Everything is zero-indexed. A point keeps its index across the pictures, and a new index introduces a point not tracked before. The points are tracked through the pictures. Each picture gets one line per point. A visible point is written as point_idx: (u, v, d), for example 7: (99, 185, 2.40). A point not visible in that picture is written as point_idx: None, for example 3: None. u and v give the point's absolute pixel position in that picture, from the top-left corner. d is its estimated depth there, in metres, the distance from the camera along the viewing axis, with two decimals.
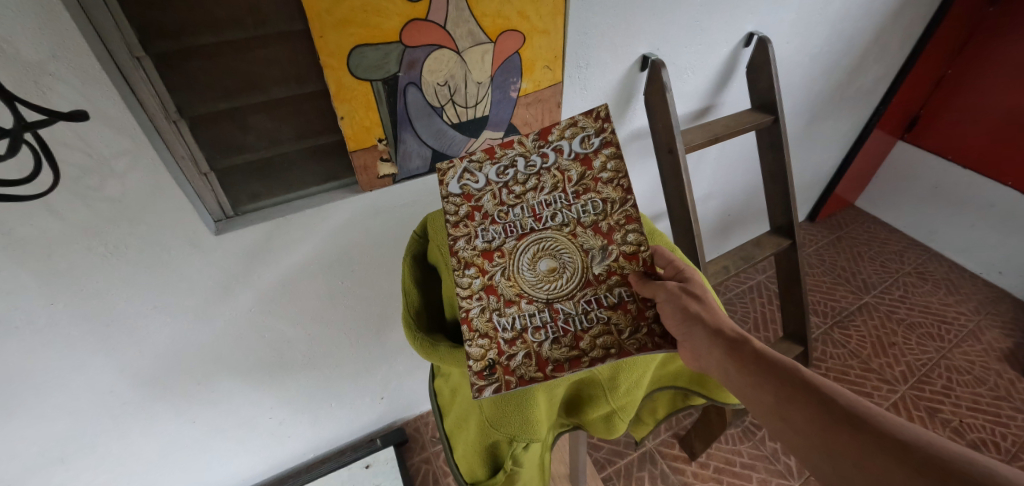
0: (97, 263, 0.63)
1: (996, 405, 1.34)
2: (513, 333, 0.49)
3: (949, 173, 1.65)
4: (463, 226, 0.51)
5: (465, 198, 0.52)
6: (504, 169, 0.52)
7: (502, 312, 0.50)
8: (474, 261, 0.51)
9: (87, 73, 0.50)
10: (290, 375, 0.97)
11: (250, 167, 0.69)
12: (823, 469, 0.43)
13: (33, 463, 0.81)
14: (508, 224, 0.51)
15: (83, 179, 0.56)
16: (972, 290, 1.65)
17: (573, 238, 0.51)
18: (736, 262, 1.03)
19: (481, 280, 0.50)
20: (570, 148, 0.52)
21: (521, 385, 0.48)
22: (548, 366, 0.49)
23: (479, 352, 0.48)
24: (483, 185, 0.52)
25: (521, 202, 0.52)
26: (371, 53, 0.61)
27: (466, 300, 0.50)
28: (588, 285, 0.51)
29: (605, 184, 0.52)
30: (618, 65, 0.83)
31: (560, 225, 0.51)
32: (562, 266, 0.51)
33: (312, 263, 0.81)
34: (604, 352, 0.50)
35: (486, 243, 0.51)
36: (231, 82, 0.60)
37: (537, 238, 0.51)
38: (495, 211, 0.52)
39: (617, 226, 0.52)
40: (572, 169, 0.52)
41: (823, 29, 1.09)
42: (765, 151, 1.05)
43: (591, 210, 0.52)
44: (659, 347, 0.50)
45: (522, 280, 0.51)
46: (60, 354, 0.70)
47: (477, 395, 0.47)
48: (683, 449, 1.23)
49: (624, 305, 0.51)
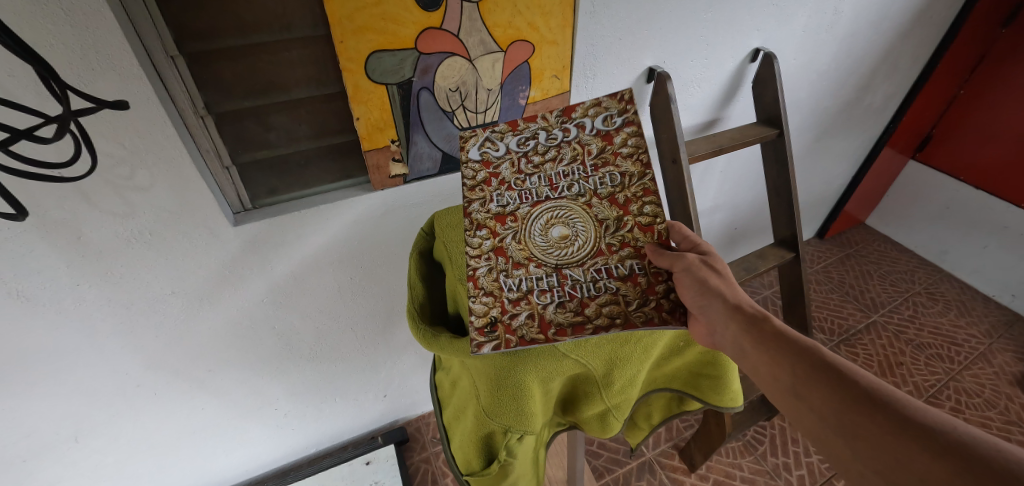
0: (123, 247, 0.67)
1: (1006, 429, 1.30)
2: (518, 294, 0.50)
3: (961, 193, 1.64)
4: (479, 190, 0.55)
5: (484, 165, 0.56)
6: (526, 141, 0.57)
7: (510, 273, 0.50)
8: (486, 223, 0.53)
9: (125, 68, 0.53)
10: (297, 367, 1.00)
11: (270, 163, 0.73)
12: (837, 450, 0.44)
13: (49, 440, 0.85)
14: (524, 191, 0.55)
15: (115, 168, 0.59)
16: (984, 313, 1.63)
17: (587, 206, 0.53)
18: (739, 273, 1.04)
19: (492, 241, 0.52)
20: (592, 125, 0.57)
21: (521, 344, 0.47)
22: (551, 329, 0.48)
23: (482, 308, 0.49)
24: (503, 154, 0.56)
25: (540, 170, 0.55)
26: (388, 58, 0.65)
27: (473, 260, 0.51)
28: (599, 254, 0.52)
29: (624, 159, 0.55)
30: (625, 76, 0.86)
31: (575, 195, 0.54)
32: (574, 234, 0.52)
33: (323, 257, 0.84)
34: (609, 321, 0.48)
35: (499, 208, 0.54)
36: (255, 82, 0.64)
37: (552, 206, 0.53)
38: (512, 179, 0.55)
39: (632, 197, 0.54)
40: (592, 143, 0.56)
41: (830, 48, 1.10)
42: (770, 164, 1.06)
43: (608, 182, 0.55)
44: (667, 321, 0.49)
45: (533, 245, 0.52)
46: (81, 333, 0.73)
47: (475, 350, 0.47)
48: (682, 460, 1.22)
49: (634, 277, 0.51)
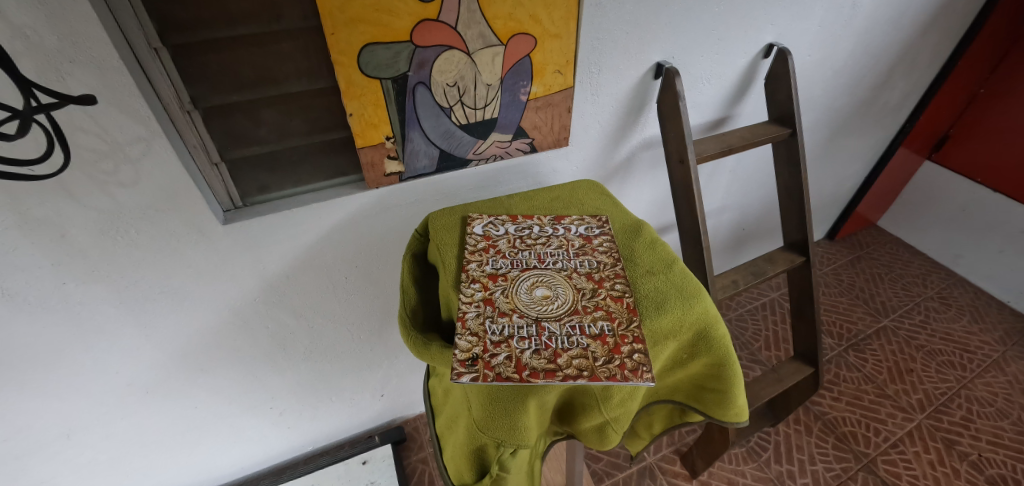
0: (109, 245, 0.65)
1: (1018, 440, 1.26)
2: (500, 337, 0.49)
3: (978, 195, 1.59)
4: (478, 255, 0.58)
5: (485, 238, 0.61)
6: (521, 228, 0.63)
7: (495, 319, 0.50)
8: (480, 279, 0.55)
9: (104, 60, 0.51)
10: (292, 365, 0.98)
11: (261, 159, 0.70)
12: None
13: (40, 437, 0.83)
14: (515, 260, 0.58)
15: (97, 164, 0.57)
16: (998, 319, 1.58)
17: (568, 279, 0.56)
18: (746, 278, 0.97)
19: (483, 293, 0.53)
20: (577, 230, 0.63)
21: (498, 382, 0.45)
22: (525, 370, 0.46)
23: (466, 345, 0.48)
24: (502, 233, 0.62)
25: (530, 249, 0.60)
26: (382, 51, 0.62)
27: (464, 306, 0.52)
28: (575, 312, 0.52)
29: (601, 253, 0.60)
30: (632, 71, 0.82)
31: (559, 269, 0.57)
32: (555, 296, 0.54)
33: (317, 256, 0.81)
34: (577, 372, 0.46)
35: (493, 269, 0.56)
36: (244, 76, 0.61)
37: (538, 274, 0.56)
38: (506, 249, 0.59)
39: (607, 277, 0.56)
40: (575, 240, 0.62)
41: (847, 44, 1.06)
42: (782, 164, 1.02)
43: (587, 265, 0.58)
44: (627, 379, 0.46)
45: (519, 300, 0.53)
46: (70, 332, 0.72)
47: (454, 379, 0.45)
48: (684, 466, 1.20)
49: (603, 336, 0.49)
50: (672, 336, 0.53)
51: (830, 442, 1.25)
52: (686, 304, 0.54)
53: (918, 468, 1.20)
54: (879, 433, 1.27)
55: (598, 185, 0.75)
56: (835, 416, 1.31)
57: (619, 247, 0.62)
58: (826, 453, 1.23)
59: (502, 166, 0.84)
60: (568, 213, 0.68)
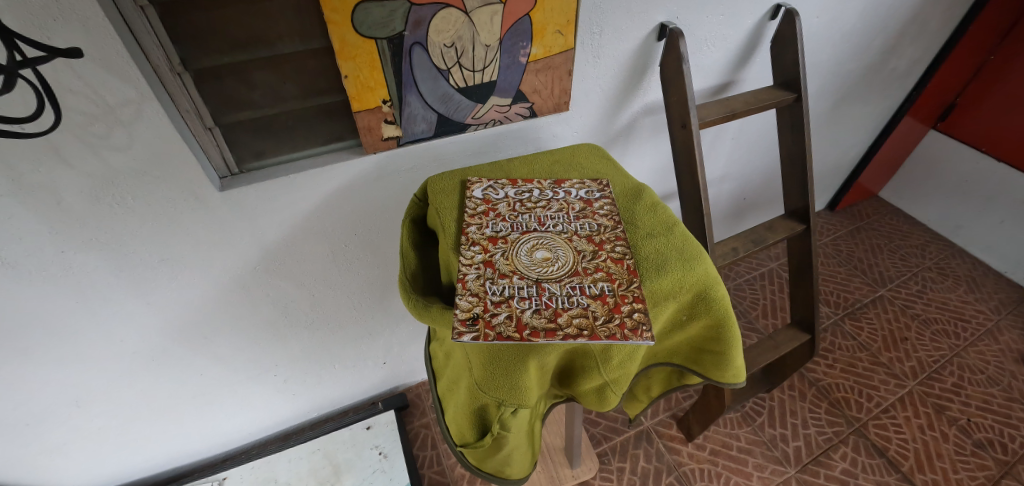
0: (106, 213, 0.64)
1: (1007, 406, 1.29)
2: (500, 297, 0.49)
3: (981, 164, 1.57)
4: (477, 218, 0.58)
5: (485, 202, 0.60)
6: (522, 192, 0.63)
7: (495, 281, 0.50)
8: (480, 241, 0.55)
9: (88, 18, 0.49)
10: (294, 333, 0.99)
11: (255, 124, 0.69)
12: None
13: (51, 403, 0.85)
14: (515, 223, 0.58)
15: (89, 127, 0.56)
16: (994, 289, 1.59)
17: (568, 241, 0.56)
18: (746, 245, 0.97)
19: (483, 255, 0.53)
20: (577, 194, 0.63)
21: (498, 341, 0.45)
22: (526, 330, 0.46)
23: (466, 305, 0.48)
24: (502, 197, 0.62)
25: (530, 212, 0.59)
26: (377, 9, 0.60)
27: (464, 268, 0.52)
28: (576, 274, 0.52)
29: (601, 216, 0.59)
30: (634, 32, 0.80)
31: (559, 232, 0.57)
32: (555, 258, 0.54)
33: (315, 223, 0.81)
34: (576, 331, 0.46)
35: (493, 232, 0.56)
36: (235, 35, 0.60)
37: (538, 236, 0.56)
38: (506, 213, 0.59)
39: (608, 240, 0.56)
40: (575, 203, 0.61)
41: (857, 5, 1.02)
42: (785, 130, 1.00)
43: (587, 228, 0.57)
44: (627, 338, 0.46)
45: (518, 262, 0.53)
46: (74, 301, 0.72)
47: (455, 338, 0.46)
48: (680, 430, 1.23)
49: (603, 297, 0.50)
50: (673, 297, 0.53)
51: (823, 408, 1.28)
52: (686, 265, 0.54)
53: (908, 432, 1.23)
54: (871, 398, 1.30)
55: (600, 149, 0.74)
56: (829, 383, 1.33)
57: (619, 210, 0.61)
58: (819, 417, 1.26)
59: (500, 131, 0.82)
60: (569, 177, 0.67)
